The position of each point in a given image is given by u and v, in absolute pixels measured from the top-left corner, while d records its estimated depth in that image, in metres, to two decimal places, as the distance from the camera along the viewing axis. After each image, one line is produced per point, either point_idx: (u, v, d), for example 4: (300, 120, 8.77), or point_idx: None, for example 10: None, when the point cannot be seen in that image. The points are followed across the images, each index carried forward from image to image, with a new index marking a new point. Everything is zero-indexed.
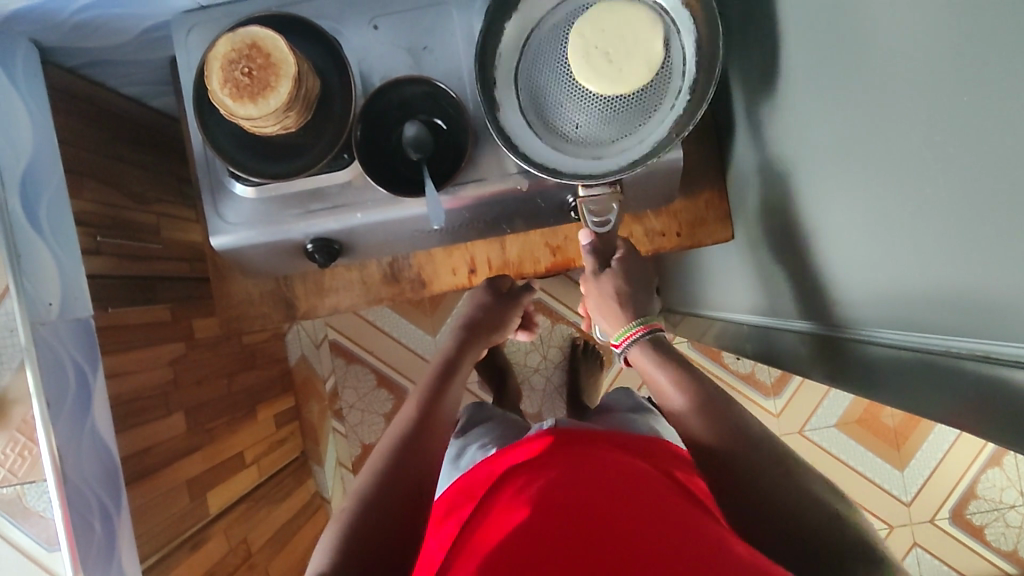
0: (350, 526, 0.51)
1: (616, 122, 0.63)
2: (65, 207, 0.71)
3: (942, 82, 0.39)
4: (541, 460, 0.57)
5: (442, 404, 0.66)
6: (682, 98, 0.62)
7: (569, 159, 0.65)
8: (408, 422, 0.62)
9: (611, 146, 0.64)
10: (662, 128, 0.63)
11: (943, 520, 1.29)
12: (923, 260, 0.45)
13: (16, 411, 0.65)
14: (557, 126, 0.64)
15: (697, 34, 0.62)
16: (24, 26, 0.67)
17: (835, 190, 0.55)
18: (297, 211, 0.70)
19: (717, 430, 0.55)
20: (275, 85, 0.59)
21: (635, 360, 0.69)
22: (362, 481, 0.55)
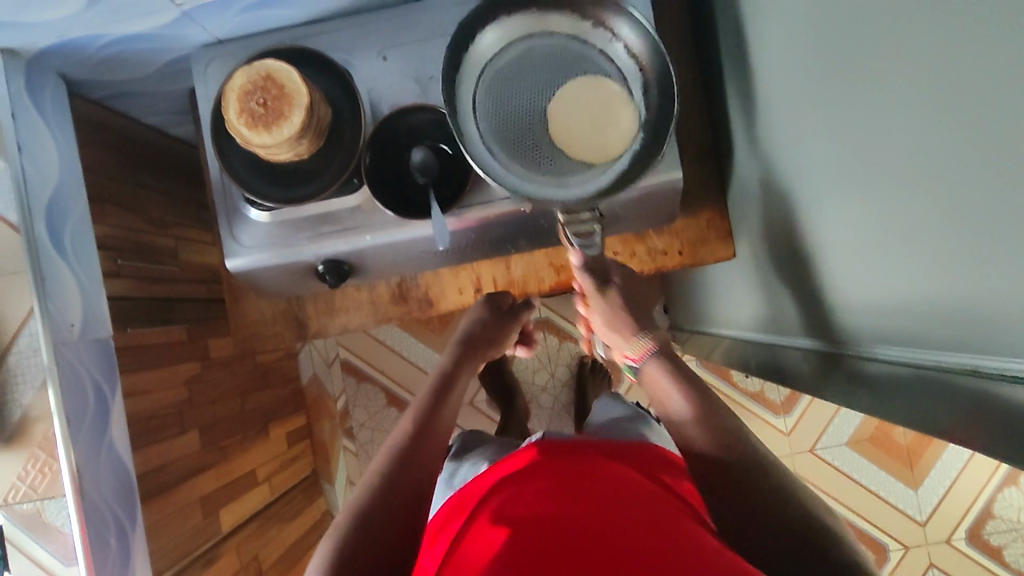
0: (345, 539, 0.52)
1: (579, 154, 0.63)
2: (87, 231, 0.74)
3: (919, 107, 0.40)
4: (531, 469, 0.58)
5: (439, 416, 0.67)
6: (637, 128, 0.62)
7: (538, 188, 0.62)
8: (403, 435, 0.63)
9: (575, 175, 0.62)
10: (625, 159, 0.62)
11: (959, 540, 1.27)
12: (916, 278, 0.46)
13: (37, 429, 0.69)
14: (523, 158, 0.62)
15: (648, 84, 0.63)
16: (53, 62, 0.70)
17: (831, 209, 0.57)
18: (308, 234, 0.73)
19: (712, 435, 0.57)
20: (289, 114, 0.62)
21: (649, 375, 0.68)
22: (357, 495, 0.56)
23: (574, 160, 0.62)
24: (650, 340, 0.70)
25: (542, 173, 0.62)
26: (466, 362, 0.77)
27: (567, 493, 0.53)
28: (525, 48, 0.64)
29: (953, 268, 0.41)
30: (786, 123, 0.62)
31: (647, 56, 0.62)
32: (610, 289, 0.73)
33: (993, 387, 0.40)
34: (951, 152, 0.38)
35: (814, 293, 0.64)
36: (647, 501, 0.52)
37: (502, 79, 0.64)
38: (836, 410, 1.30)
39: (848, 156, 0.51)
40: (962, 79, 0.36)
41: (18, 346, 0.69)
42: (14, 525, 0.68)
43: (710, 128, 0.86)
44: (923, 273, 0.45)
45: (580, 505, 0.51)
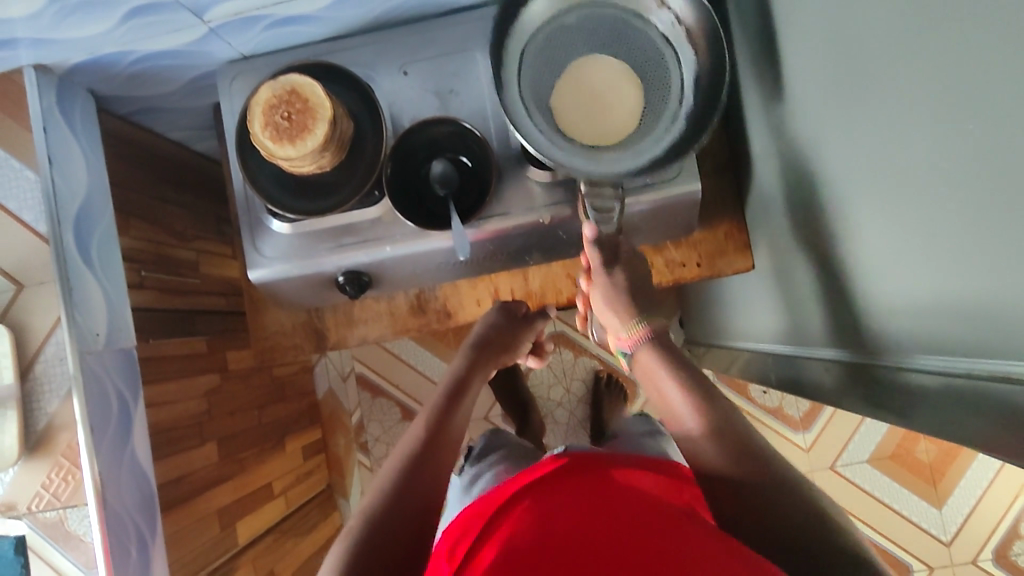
0: (357, 541, 0.52)
1: (616, 137, 0.66)
2: (112, 243, 0.76)
3: (949, 109, 0.40)
4: (545, 484, 0.59)
5: (450, 423, 0.67)
6: (677, 120, 0.66)
7: (572, 158, 0.64)
8: (415, 441, 0.63)
9: (607, 156, 0.65)
10: (660, 144, 0.66)
11: (986, 561, 1.24)
12: (946, 281, 0.46)
13: (61, 437, 0.70)
14: (558, 130, 0.65)
15: (700, 59, 0.66)
16: (84, 78, 0.72)
17: (858, 216, 0.56)
18: (329, 246, 0.74)
19: (728, 454, 0.53)
20: (313, 127, 0.64)
21: (642, 362, 0.68)
22: (371, 499, 0.56)
23: (604, 140, 0.66)
24: (642, 325, 0.70)
25: (577, 145, 0.65)
26: (478, 367, 0.77)
27: (577, 508, 0.54)
28: (583, 17, 0.67)
29: (983, 271, 0.41)
30: (808, 131, 0.62)
31: (700, 23, 0.65)
32: (614, 269, 0.73)
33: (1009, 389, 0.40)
34: (980, 154, 0.38)
35: (841, 302, 0.63)
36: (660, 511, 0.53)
37: (551, 45, 0.67)
38: (857, 426, 1.28)
39: (873, 163, 0.51)
40: (994, 77, 0.36)
41: (45, 354, 0.71)
42: (37, 534, 0.68)
43: (726, 140, 0.86)
44: (954, 276, 0.45)
45: (590, 518, 0.52)
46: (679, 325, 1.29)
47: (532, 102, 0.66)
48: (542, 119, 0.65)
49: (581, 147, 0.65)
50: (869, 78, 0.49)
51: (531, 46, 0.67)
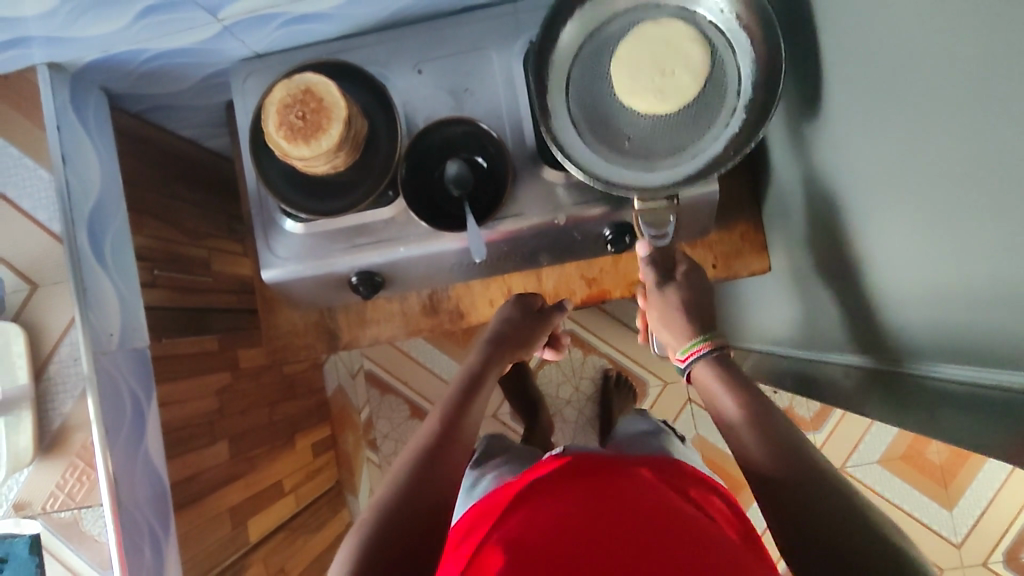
0: (371, 533, 0.52)
1: (669, 139, 0.66)
2: (126, 242, 0.75)
3: (975, 118, 0.40)
4: (561, 475, 0.59)
5: (466, 418, 0.66)
6: (736, 117, 0.65)
7: (622, 170, 0.66)
8: (431, 435, 0.62)
9: (663, 160, 0.66)
10: (718, 144, 0.65)
11: (996, 563, 1.24)
12: (975, 287, 0.45)
13: (77, 437, 0.69)
14: (614, 140, 0.67)
15: (754, 52, 0.64)
16: (97, 76, 0.72)
17: (882, 220, 0.55)
18: (343, 246, 0.73)
19: (772, 451, 0.54)
20: (327, 127, 0.63)
21: (703, 381, 0.66)
22: (385, 491, 0.56)
23: (660, 142, 0.66)
24: (705, 343, 0.68)
25: (629, 157, 0.66)
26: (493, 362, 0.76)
27: (593, 501, 0.54)
28: (630, 21, 0.67)
29: (1010, 280, 0.40)
30: (831, 134, 0.61)
31: (750, 13, 0.63)
32: (667, 289, 0.74)
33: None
34: (1009, 163, 0.38)
35: (862, 307, 0.62)
36: (674, 510, 0.53)
37: (597, 56, 0.67)
38: (868, 427, 1.28)
39: (900, 166, 0.50)
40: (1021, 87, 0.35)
41: (58, 355, 0.70)
42: (52, 533, 0.69)
43: None
44: (979, 284, 0.44)
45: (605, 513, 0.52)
46: None
47: (583, 114, 0.67)
48: (591, 131, 0.67)
49: (633, 157, 0.66)
50: (897, 82, 0.48)
51: (584, 50, 0.68)
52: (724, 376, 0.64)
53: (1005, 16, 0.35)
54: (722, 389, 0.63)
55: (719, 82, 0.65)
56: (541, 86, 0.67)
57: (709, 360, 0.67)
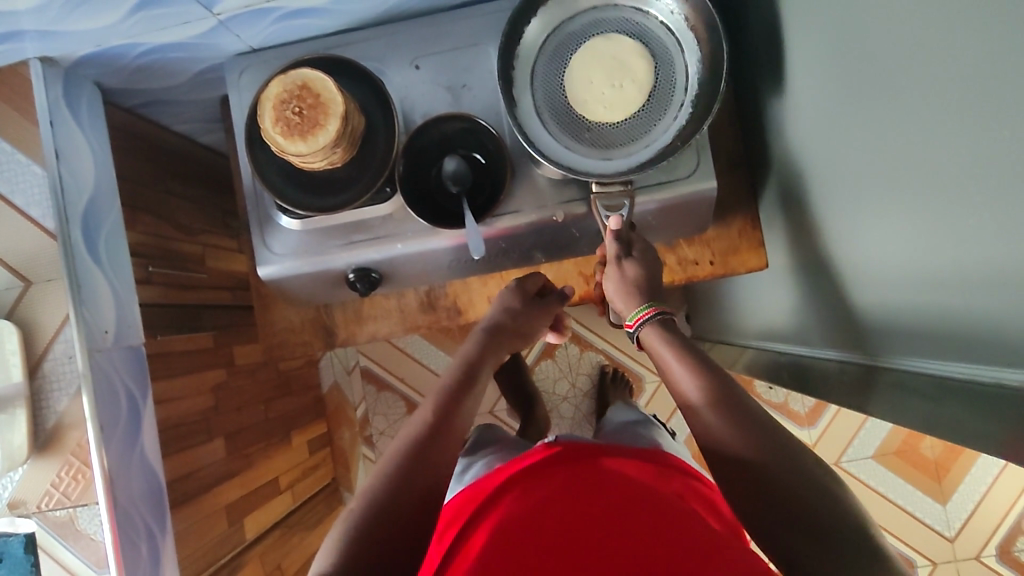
0: (358, 524, 0.52)
1: (623, 130, 0.68)
2: (120, 237, 0.75)
3: (957, 119, 0.40)
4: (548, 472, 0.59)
5: (462, 410, 0.64)
6: (684, 111, 0.67)
7: (581, 158, 0.68)
8: (424, 424, 0.61)
9: (620, 149, 0.68)
10: (667, 134, 0.67)
11: (989, 557, 1.25)
12: (963, 286, 0.45)
13: (71, 436, 0.68)
14: (571, 129, 0.69)
15: (702, 52, 0.67)
16: (90, 70, 0.71)
17: (875, 219, 0.55)
18: (340, 242, 0.73)
19: (747, 439, 0.51)
20: (324, 123, 0.63)
21: (649, 345, 0.63)
22: (374, 480, 0.56)
23: (616, 133, 0.68)
24: (650, 308, 0.64)
25: (587, 145, 0.69)
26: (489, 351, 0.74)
27: (576, 502, 0.54)
28: (591, 20, 0.69)
29: (994, 279, 0.41)
30: (825, 132, 0.61)
31: (699, 20, 0.66)
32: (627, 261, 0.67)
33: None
34: (991, 165, 0.38)
35: (858, 305, 0.62)
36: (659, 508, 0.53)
37: (563, 49, 0.69)
38: (862, 422, 1.28)
39: (888, 167, 0.51)
40: (999, 91, 0.36)
41: (53, 352, 0.69)
42: (47, 532, 0.68)
43: (741, 137, 0.85)
44: (965, 283, 0.44)
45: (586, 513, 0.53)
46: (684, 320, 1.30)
47: (546, 106, 0.69)
48: (552, 125, 0.69)
49: (590, 146, 0.68)
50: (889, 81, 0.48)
51: (549, 45, 0.69)
52: (682, 352, 0.60)
53: (985, 18, 0.36)
54: (676, 359, 0.60)
55: (668, 80, 0.68)
56: (507, 70, 0.68)
57: (663, 333, 0.62)
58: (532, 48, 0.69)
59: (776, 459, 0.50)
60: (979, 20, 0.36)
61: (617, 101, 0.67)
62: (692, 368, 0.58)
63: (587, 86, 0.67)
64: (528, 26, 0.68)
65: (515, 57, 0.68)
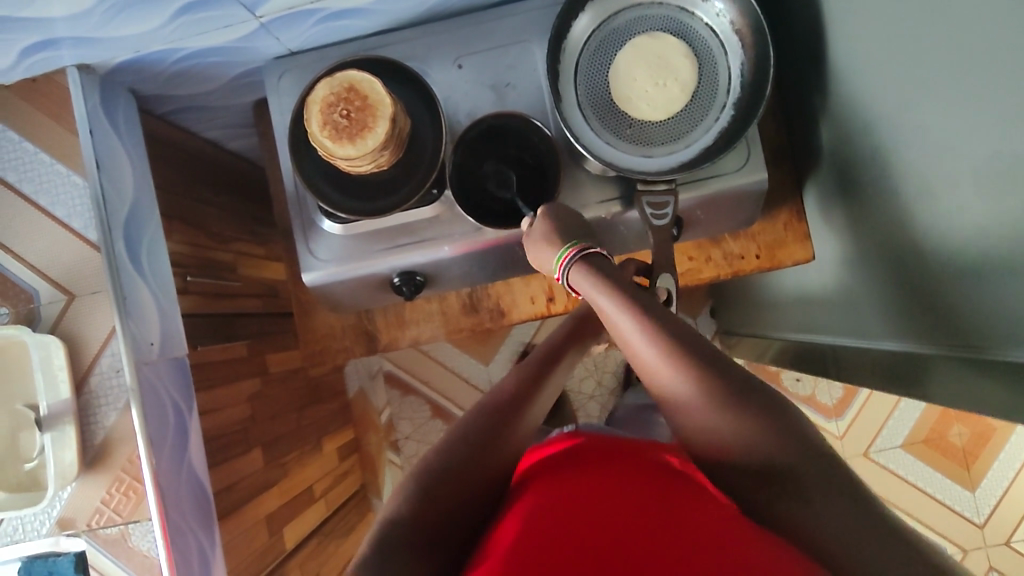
0: (427, 482, 0.52)
1: (665, 129, 0.67)
2: (161, 246, 0.73)
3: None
4: (576, 460, 0.56)
5: (543, 386, 0.64)
6: (726, 112, 0.66)
7: (623, 155, 0.67)
8: (506, 391, 0.60)
9: (661, 148, 0.67)
10: (709, 133, 0.66)
11: (1020, 542, 1.25)
12: None
13: (121, 450, 0.67)
14: (613, 125, 0.67)
15: (747, 52, 0.66)
16: (126, 77, 0.70)
17: (944, 209, 0.55)
18: (386, 245, 0.72)
19: (770, 442, 0.48)
20: (373, 125, 0.62)
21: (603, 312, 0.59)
22: (451, 438, 0.56)
23: (658, 131, 0.67)
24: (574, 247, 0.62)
25: (629, 142, 0.67)
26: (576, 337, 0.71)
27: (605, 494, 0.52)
28: (637, 16, 0.67)
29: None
30: (884, 122, 0.60)
31: (744, 20, 0.65)
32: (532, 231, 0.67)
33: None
34: None
35: (919, 296, 0.62)
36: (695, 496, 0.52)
37: (607, 45, 0.68)
38: (890, 411, 1.28)
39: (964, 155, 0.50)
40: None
41: (99, 367, 0.67)
42: (98, 550, 0.67)
43: (783, 130, 0.84)
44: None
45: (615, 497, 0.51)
46: (709, 314, 1.32)
47: (588, 101, 0.68)
48: (595, 121, 0.67)
49: (631, 143, 0.67)
50: (967, 68, 0.47)
51: (594, 42, 0.68)
52: (616, 299, 0.58)
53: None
54: (626, 318, 0.56)
55: (709, 82, 0.67)
56: (554, 68, 0.67)
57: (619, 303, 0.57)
58: (577, 44, 0.68)
59: (787, 454, 0.47)
60: None
61: (661, 98, 0.66)
62: (653, 340, 0.54)
63: (630, 82, 0.67)
64: (575, 22, 0.67)
65: (560, 53, 0.67)
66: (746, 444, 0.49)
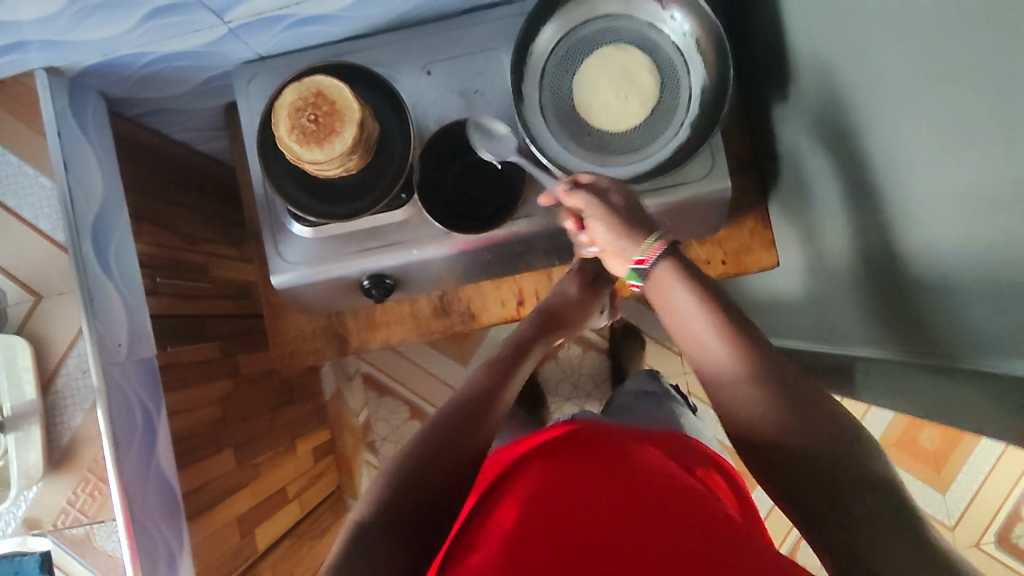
0: (391, 482, 0.52)
1: (624, 139, 0.68)
2: (129, 248, 0.73)
3: (977, 122, 0.42)
4: (570, 451, 0.58)
5: (509, 384, 0.62)
6: (685, 128, 0.68)
7: (580, 160, 0.68)
8: (471, 391, 0.59)
9: (619, 157, 0.68)
10: (667, 148, 0.68)
11: (989, 544, 1.28)
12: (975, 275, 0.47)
13: (86, 451, 0.67)
14: (573, 130, 0.69)
15: (707, 64, 0.67)
16: (94, 79, 0.70)
17: (892, 217, 0.57)
18: (356, 249, 0.73)
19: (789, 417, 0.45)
20: (340, 130, 0.63)
21: (659, 283, 0.53)
22: (413, 442, 0.54)
23: (617, 140, 0.68)
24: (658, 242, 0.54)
25: (586, 149, 0.68)
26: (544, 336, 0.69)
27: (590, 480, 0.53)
28: (604, 27, 0.69)
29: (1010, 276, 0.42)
30: (838, 133, 0.62)
31: (706, 37, 0.67)
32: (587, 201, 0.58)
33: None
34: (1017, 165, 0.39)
35: (873, 301, 0.64)
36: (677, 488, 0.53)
37: (573, 52, 0.69)
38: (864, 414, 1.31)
39: (904, 167, 0.52)
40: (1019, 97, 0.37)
41: (66, 367, 0.67)
42: (63, 550, 0.67)
43: (748, 138, 0.86)
44: (980, 280, 0.46)
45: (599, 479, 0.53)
46: None
47: (551, 108, 0.69)
48: (556, 126, 0.69)
49: (589, 150, 0.68)
50: (907, 82, 0.49)
51: (560, 49, 0.69)
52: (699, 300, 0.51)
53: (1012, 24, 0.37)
54: (704, 317, 0.50)
55: (672, 99, 0.68)
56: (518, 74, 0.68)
57: (671, 280, 0.53)
58: (543, 50, 0.69)
59: (815, 441, 0.43)
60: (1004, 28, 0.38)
61: (622, 110, 0.68)
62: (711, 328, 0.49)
63: (594, 91, 0.68)
64: (542, 29, 0.69)
65: (525, 58, 0.69)
66: (783, 437, 0.45)
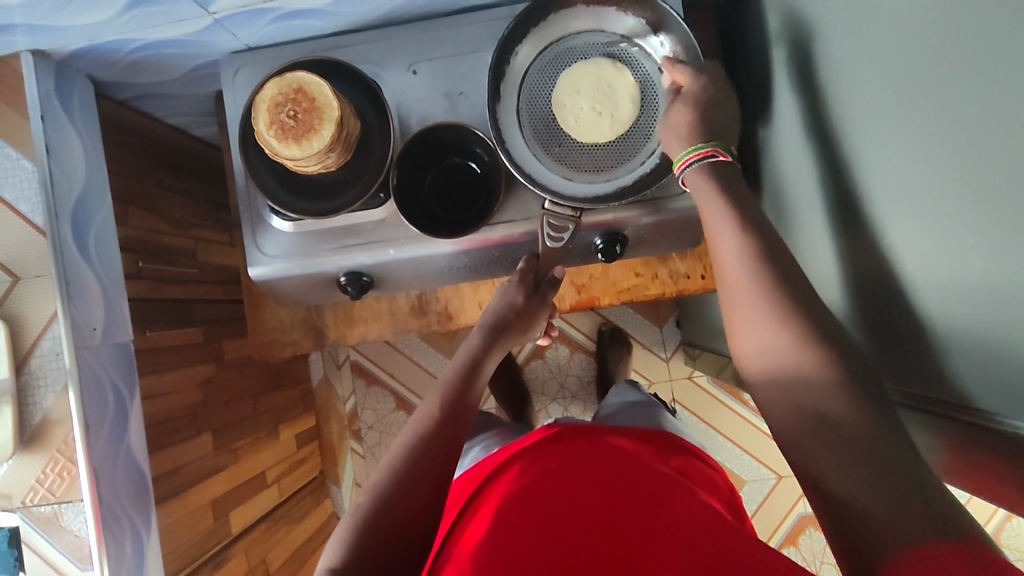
0: (364, 519, 0.51)
1: (591, 156, 0.69)
2: (110, 234, 0.75)
3: (955, 161, 0.41)
4: (552, 450, 0.60)
5: (464, 407, 0.62)
6: (652, 158, 0.68)
7: (545, 170, 0.69)
8: (428, 420, 0.59)
9: (583, 174, 0.69)
10: (631, 175, 0.68)
11: None
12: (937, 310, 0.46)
13: (58, 432, 0.68)
14: (545, 141, 0.69)
15: None
16: (83, 64, 0.70)
17: (861, 246, 0.56)
18: (331, 245, 0.72)
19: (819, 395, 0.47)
20: (319, 127, 0.62)
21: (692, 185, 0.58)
22: (379, 476, 0.54)
23: (584, 156, 0.69)
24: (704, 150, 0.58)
25: (553, 160, 0.69)
26: (489, 352, 0.69)
27: (574, 474, 0.55)
28: (594, 42, 0.69)
29: (979, 320, 0.41)
30: (819, 155, 0.61)
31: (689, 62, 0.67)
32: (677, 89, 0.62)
33: (1005, 437, 0.40)
34: (988, 203, 0.38)
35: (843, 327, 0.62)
36: (663, 482, 0.55)
37: (558, 62, 0.69)
38: None
39: (879, 201, 0.51)
40: (1000, 141, 0.36)
41: (40, 348, 0.68)
42: (30, 526, 0.68)
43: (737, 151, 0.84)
44: (943, 318, 0.45)
45: (584, 473, 0.55)
46: (674, 324, 1.33)
47: (527, 114, 0.69)
48: (528, 132, 0.69)
49: (556, 161, 0.69)
50: (886, 109, 0.48)
51: (547, 56, 0.69)
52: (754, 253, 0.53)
53: (1001, 67, 0.36)
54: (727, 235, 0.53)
55: (648, 125, 0.68)
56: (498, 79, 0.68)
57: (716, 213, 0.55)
58: (530, 54, 0.69)
59: None
60: (986, 64, 0.36)
61: (590, 123, 0.67)
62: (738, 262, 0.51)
63: (572, 95, 0.68)
64: (530, 36, 0.69)
65: (507, 62, 0.68)
66: None
